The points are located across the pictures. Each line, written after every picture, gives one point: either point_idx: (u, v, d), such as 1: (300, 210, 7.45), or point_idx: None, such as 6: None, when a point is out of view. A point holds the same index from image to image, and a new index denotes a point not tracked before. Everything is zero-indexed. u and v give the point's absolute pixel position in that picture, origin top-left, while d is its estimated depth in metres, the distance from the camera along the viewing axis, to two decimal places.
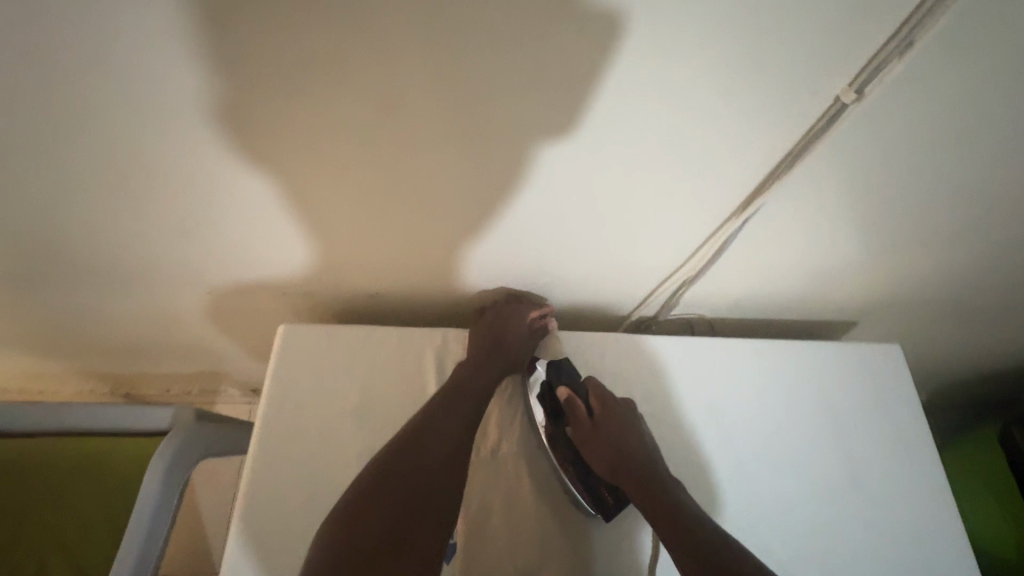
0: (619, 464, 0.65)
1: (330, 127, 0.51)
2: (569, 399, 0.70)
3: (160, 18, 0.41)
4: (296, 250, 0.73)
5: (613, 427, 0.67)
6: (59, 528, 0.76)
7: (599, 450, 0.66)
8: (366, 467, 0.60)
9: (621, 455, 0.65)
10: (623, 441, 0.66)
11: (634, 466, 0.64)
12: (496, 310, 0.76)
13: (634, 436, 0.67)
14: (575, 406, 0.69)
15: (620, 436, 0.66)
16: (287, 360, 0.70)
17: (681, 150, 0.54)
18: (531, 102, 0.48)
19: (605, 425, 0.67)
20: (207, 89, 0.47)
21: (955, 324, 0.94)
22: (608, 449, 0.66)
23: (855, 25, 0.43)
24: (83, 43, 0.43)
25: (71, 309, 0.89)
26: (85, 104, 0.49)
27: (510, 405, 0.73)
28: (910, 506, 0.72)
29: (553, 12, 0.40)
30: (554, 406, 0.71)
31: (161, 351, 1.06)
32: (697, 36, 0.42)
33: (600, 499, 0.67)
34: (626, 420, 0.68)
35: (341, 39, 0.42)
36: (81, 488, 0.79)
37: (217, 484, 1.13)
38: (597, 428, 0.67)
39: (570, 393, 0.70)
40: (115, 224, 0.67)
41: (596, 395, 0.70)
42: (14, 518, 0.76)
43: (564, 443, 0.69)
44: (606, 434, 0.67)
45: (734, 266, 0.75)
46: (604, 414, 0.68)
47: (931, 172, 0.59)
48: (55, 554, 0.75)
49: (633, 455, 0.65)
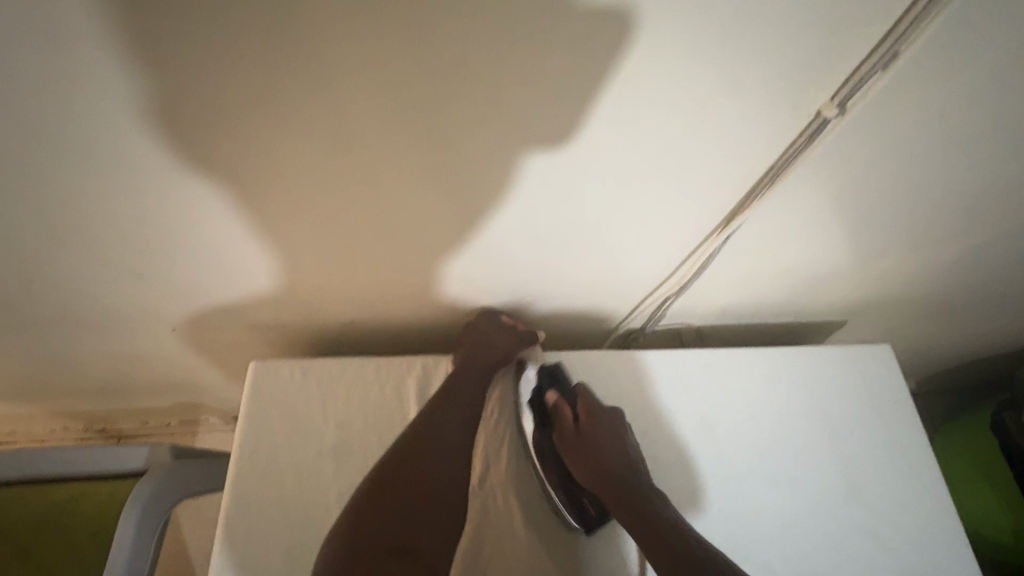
0: (603, 474, 0.64)
1: (294, 156, 0.48)
2: (557, 405, 0.71)
3: (100, 54, 0.38)
4: (269, 279, 0.70)
5: (598, 435, 0.67)
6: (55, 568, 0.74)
7: (584, 460, 0.66)
8: (360, 486, 0.58)
9: (604, 463, 0.65)
10: (608, 449, 0.66)
11: (619, 475, 0.64)
12: (478, 328, 0.74)
13: (619, 446, 0.67)
14: (562, 411, 0.70)
15: (605, 443, 0.67)
16: (261, 398, 0.67)
17: (658, 164, 0.53)
18: (504, 120, 0.46)
19: (591, 432, 0.68)
20: (154, 124, 0.44)
21: (939, 321, 0.95)
22: (592, 457, 0.66)
23: (835, 37, 0.41)
24: (14, 80, 0.39)
25: (36, 350, 0.85)
26: (24, 143, 0.46)
27: (496, 430, 0.71)
28: (908, 510, 0.71)
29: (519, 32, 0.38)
30: (542, 413, 0.71)
31: (136, 386, 1.02)
32: (671, 52, 0.41)
33: (582, 511, 0.66)
34: (612, 429, 0.68)
35: (295, 65, 0.40)
36: (65, 537, 0.75)
37: (201, 518, 1.09)
38: (582, 435, 0.68)
39: (558, 399, 0.71)
40: (69, 262, 0.63)
41: (585, 403, 0.70)
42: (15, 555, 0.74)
43: (551, 453, 0.69)
44: (592, 442, 0.67)
45: (720, 275, 0.74)
46: (589, 421, 0.69)
47: (917, 176, 0.57)
48: None
49: (617, 464, 0.65)
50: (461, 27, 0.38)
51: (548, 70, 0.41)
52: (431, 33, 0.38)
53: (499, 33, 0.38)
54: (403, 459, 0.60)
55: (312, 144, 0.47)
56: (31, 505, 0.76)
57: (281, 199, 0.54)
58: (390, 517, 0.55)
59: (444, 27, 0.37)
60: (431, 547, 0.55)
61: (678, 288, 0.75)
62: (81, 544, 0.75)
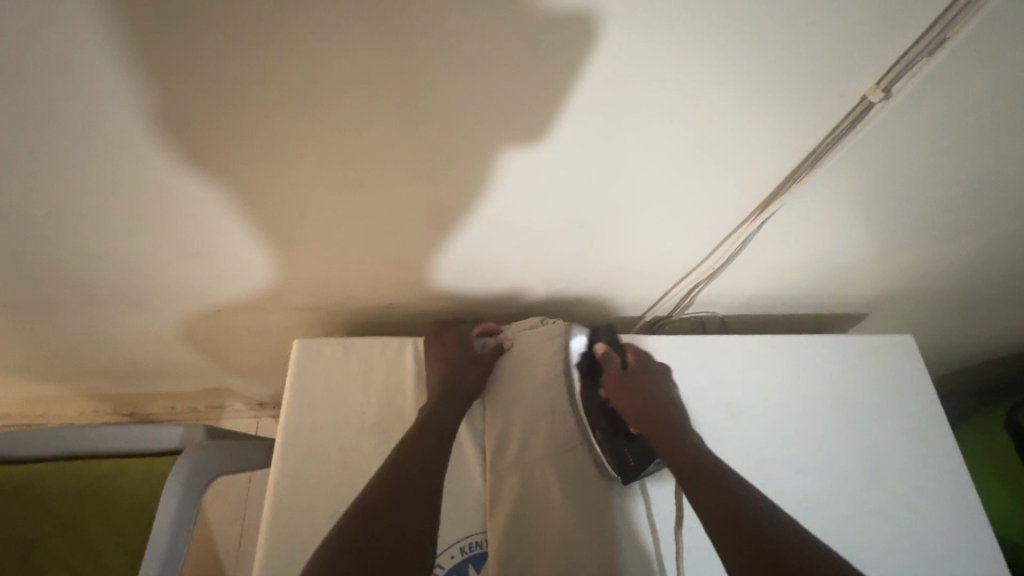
0: (649, 411, 0.67)
1: (355, 140, 0.50)
2: (605, 354, 0.74)
3: (194, 41, 0.40)
4: (313, 265, 0.72)
5: (645, 379, 0.70)
6: (93, 537, 0.73)
7: (630, 396, 0.68)
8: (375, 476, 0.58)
9: (653, 403, 0.67)
10: (656, 390, 0.69)
11: (663, 417, 0.66)
12: (468, 324, 0.77)
13: (667, 391, 0.70)
14: (610, 360, 0.73)
15: (652, 388, 0.69)
16: (305, 376, 0.69)
17: (701, 152, 0.55)
18: (561, 107, 0.48)
19: (638, 376, 0.71)
20: (229, 112, 0.46)
21: (957, 317, 0.97)
22: (641, 395, 0.68)
23: (884, 28, 0.43)
24: (102, 65, 0.41)
25: (77, 334, 0.87)
26: (99, 128, 0.47)
27: (521, 380, 0.73)
28: (931, 494, 0.73)
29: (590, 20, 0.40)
30: (591, 365, 0.74)
31: (169, 371, 1.04)
32: (728, 40, 0.43)
33: (622, 462, 0.67)
34: (659, 376, 0.71)
35: (370, 55, 0.41)
36: (76, 519, 0.74)
37: (228, 499, 1.12)
38: (631, 380, 0.70)
39: (608, 349, 0.74)
40: (120, 247, 0.65)
41: (634, 353, 0.74)
42: (55, 522, 0.74)
43: (600, 404, 0.71)
44: (639, 384, 0.69)
45: (749, 265, 0.76)
46: (637, 368, 0.72)
47: (945, 169, 0.60)
48: (90, 564, 0.72)
49: (663, 405, 0.67)
50: (533, 20, 0.40)
51: (612, 55, 0.43)
52: (502, 24, 0.40)
53: (568, 29, 0.40)
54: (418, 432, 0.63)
55: (380, 126, 0.49)
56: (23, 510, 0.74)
57: (335, 183, 0.56)
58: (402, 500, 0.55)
59: (517, 18, 0.39)
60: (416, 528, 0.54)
61: (708, 274, 0.77)
62: (95, 521, 0.74)
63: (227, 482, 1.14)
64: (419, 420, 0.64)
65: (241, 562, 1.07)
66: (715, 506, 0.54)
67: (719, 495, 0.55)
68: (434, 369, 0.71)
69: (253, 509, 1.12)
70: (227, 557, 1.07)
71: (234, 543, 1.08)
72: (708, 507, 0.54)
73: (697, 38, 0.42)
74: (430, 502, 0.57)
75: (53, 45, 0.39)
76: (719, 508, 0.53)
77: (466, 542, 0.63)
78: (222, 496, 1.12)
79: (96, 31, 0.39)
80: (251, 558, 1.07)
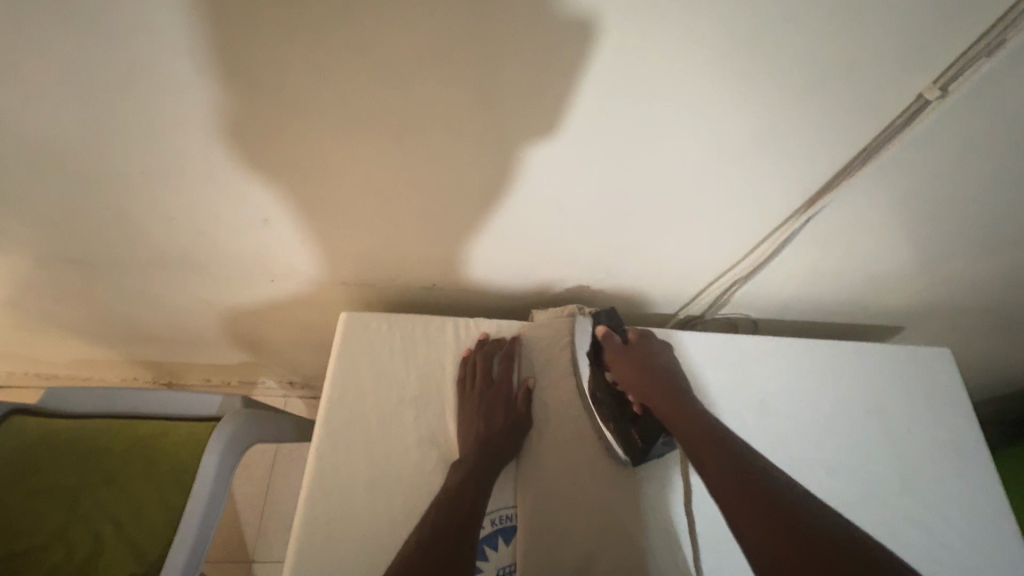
0: (654, 380, 0.68)
1: (414, 118, 0.52)
2: (605, 335, 0.75)
3: (286, 29, 0.42)
4: (364, 247, 0.75)
5: (646, 352, 0.72)
6: (139, 494, 0.75)
7: (634, 364, 0.70)
8: (438, 493, 0.62)
9: (656, 374, 0.68)
10: (661, 361, 0.71)
11: (669, 385, 0.67)
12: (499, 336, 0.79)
13: (668, 361, 0.72)
14: (610, 339, 0.75)
15: (654, 360, 0.71)
16: (349, 349, 0.73)
17: (748, 152, 0.56)
18: (618, 96, 0.49)
19: (640, 350, 0.72)
20: (301, 91, 0.48)
21: (998, 334, 0.95)
22: (644, 366, 0.70)
23: (945, 31, 0.44)
24: (206, 52, 0.44)
25: (131, 302, 0.91)
26: (182, 106, 0.50)
27: (556, 387, 0.76)
28: (965, 510, 0.72)
29: (654, 13, 0.41)
30: (597, 351, 0.76)
31: (212, 344, 1.09)
32: (791, 39, 0.44)
33: (629, 441, 0.68)
34: (658, 349, 0.73)
35: (439, 37, 0.43)
36: (125, 474, 0.76)
37: (255, 473, 1.16)
38: (633, 354, 0.72)
39: (608, 330, 0.75)
40: (186, 221, 0.69)
41: (636, 330, 0.76)
42: (103, 476, 0.76)
43: (605, 387, 0.72)
44: (642, 355, 0.71)
45: (787, 266, 0.76)
46: (638, 342, 0.74)
47: (997, 176, 0.59)
48: (132, 519, 0.74)
49: (669, 376, 0.69)
50: (607, 20, 0.42)
51: (674, 48, 0.44)
52: (575, 22, 0.42)
53: (638, 29, 0.42)
54: (473, 449, 0.65)
55: (443, 107, 0.50)
56: (52, 472, 0.75)
57: (393, 164, 0.58)
58: (457, 515, 0.58)
59: (593, 19, 0.42)
60: (468, 544, 0.57)
61: (745, 273, 0.78)
62: (141, 479, 0.77)
63: (256, 456, 1.18)
64: (471, 436, 0.67)
65: (264, 534, 1.10)
66: (729, 485, 0.53)
67: (731, 473, 0.54)
68: (471, 377, 0.73)
69: (278, 484, 1.16)
70: (250, 530, 1.10)
71: (258, 517, 1.12)
72: (717, 485, 0.54)
73: (767, 37, 0.43)
74: (476, 519, 0.59)
75: (163, 28, 0.42)
76: (733, 488, 0.52)
77: (497, 514, 0.65)
78: (249, 469, 1.16)
79: (203, 20, 0.42)
80: (273, 532, 1.10)
